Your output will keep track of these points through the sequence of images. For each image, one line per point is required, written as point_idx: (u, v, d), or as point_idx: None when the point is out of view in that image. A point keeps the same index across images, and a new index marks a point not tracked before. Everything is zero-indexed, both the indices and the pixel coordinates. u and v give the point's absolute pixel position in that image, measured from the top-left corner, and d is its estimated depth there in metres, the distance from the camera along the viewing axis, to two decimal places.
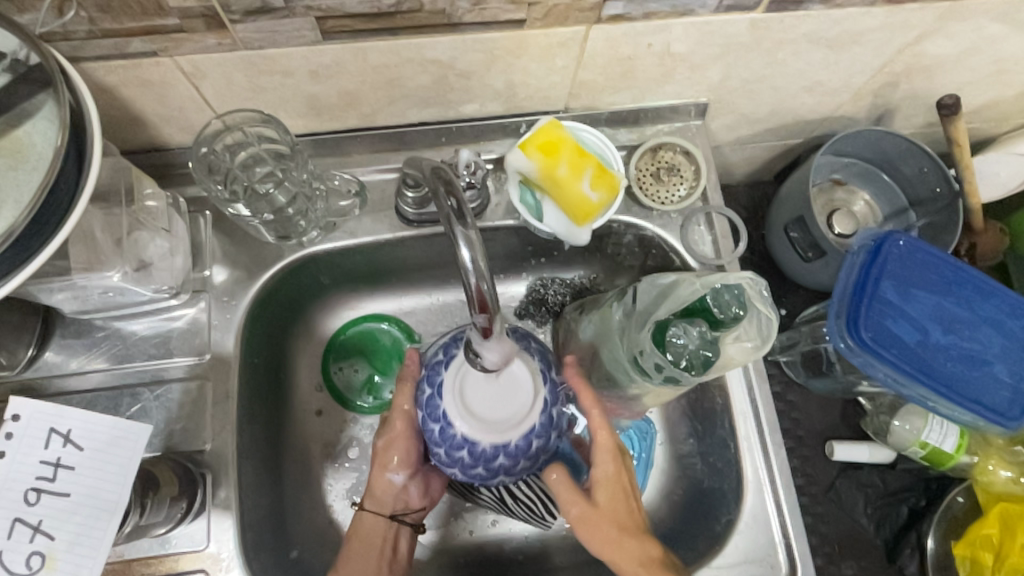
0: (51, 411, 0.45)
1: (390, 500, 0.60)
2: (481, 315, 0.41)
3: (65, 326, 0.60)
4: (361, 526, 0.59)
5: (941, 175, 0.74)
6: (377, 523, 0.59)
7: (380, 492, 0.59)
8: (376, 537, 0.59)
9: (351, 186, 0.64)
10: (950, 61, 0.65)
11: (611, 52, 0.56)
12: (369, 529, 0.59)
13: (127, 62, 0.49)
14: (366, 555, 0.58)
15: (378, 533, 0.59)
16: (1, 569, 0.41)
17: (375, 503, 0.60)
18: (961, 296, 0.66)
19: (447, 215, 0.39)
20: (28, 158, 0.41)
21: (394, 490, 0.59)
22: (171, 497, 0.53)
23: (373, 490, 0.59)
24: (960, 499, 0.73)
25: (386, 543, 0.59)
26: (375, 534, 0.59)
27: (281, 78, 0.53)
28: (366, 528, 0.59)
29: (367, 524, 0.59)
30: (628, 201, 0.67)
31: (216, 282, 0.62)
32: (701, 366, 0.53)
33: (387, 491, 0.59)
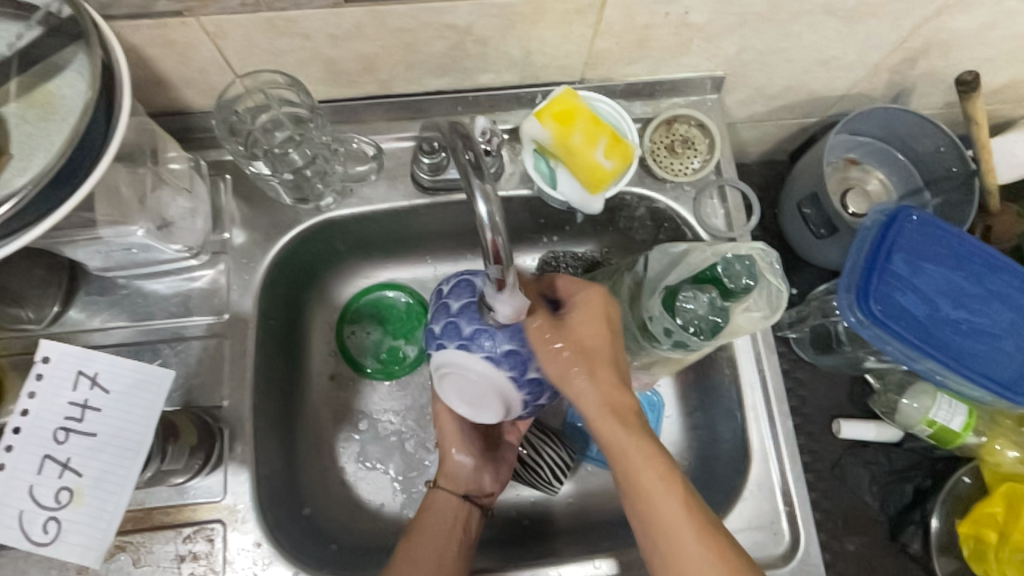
0: (79, 355, 0.48)
1: (460, 484, 0.62)
2: (496, 267, 0.42)
3: (89, 284, 0.62)
4: (435, 502, 0.60)
5: (957, 154, 0.73)
6: (451, 500, 0.61)
7: (451, 471, 0.63)
8: (451, 510, 0.60)
9: (370, 149, 0.66)
10: (970, 37, 0.64)
11: (627, 20, 0.56)
12: (438, 511, 0.60)
13: (152, 22, 0.49)
14: (436, 528, 0.58)
15: (449, 511, 0.60)
16: (31, 500, 0.45)
17: (449, 483, 0.62)
18: (972, 272, 0.66)
19: (465, 168, 0.40)
20: (57, 110, 0.42)
21: (465, 471, 0.63)
22: (190, 446, 0.55)
23: (445, 471, 0.63)
24: (966, 479, 0.73)
25: (457, 522, 0.60)
26: (447, 513, 0.60)
27: (301, 41, 0.54)
28: (446, 506, 0.60)
29: (439, 501, 0.60)
30: (641, 173, 0.68)
31: (235, 244, 0.64)
32: (709, 331, 0.53)
33: (457, 470, 0.63)
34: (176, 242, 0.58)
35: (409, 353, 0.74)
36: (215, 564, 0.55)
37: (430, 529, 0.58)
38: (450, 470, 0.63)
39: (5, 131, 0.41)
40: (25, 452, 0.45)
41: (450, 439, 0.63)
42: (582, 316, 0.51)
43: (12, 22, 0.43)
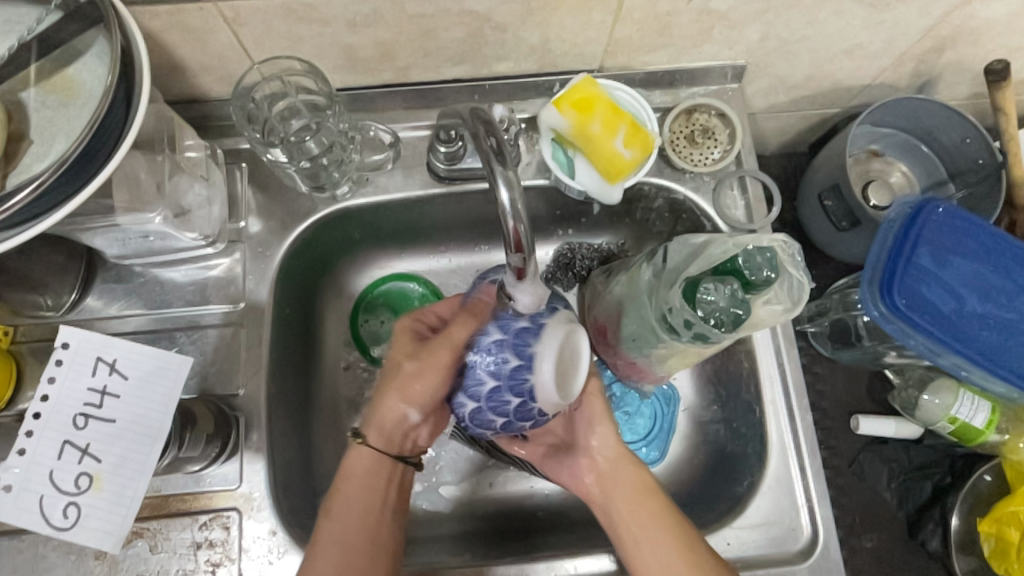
0: (98, 341, 0.48)
1: (389, 438, 0.54)
2: (516, 255, 0.41)
3: (106, 272, 0.62)
4: (359, 461, 0.54)
5: (984, 145, 0.72)
6: (366, 456, 0.54)
7: (386, 423, 0.53)
8: (378, 472, 0.54)
9: (386, 137, 0.65)
10: (1000, 25, 0.63)
11: (649, 6, 0.55)
12: (362, 472, 0.54)
13: (171, 8, 0.49)
14: (361, 496, 0.53)
15: (378, 474, 0.54)
16: (52, 485, 0.45)
17: (380, 437, 0.54)
18: (1000, 266, 0.64)
19: (487, 154, 0.39)
20: (78, 95, 0.42)
21: (404, 426, 0.54)
22: (207, 434, 0.55)
23: (381, 420, 0.53)
24: (987, 477, 0.73)
25: (389, 487, 0.55)
26: (377, 477, 0.54)
27: (319, 27, 0.53)
28: (363, 465, 0.54)
29: (362, 463, 0.54)
30: (660, 163, 0.67)
31: (251, 233, 0.64)
32: (731, 323, 0.53)
33: (396, 421, 0.53)
34: (193, 230, 0.58)
35: None
36: (231, 552, 0.55)
37: (360, 499, 0.53)
38: (388, 420, 0.53)
39: (25, 117, 0.41)
40: (44, 437, 0.45)
41: (409, 389, 0.52)
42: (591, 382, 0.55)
43: (32, 6, 0.43)
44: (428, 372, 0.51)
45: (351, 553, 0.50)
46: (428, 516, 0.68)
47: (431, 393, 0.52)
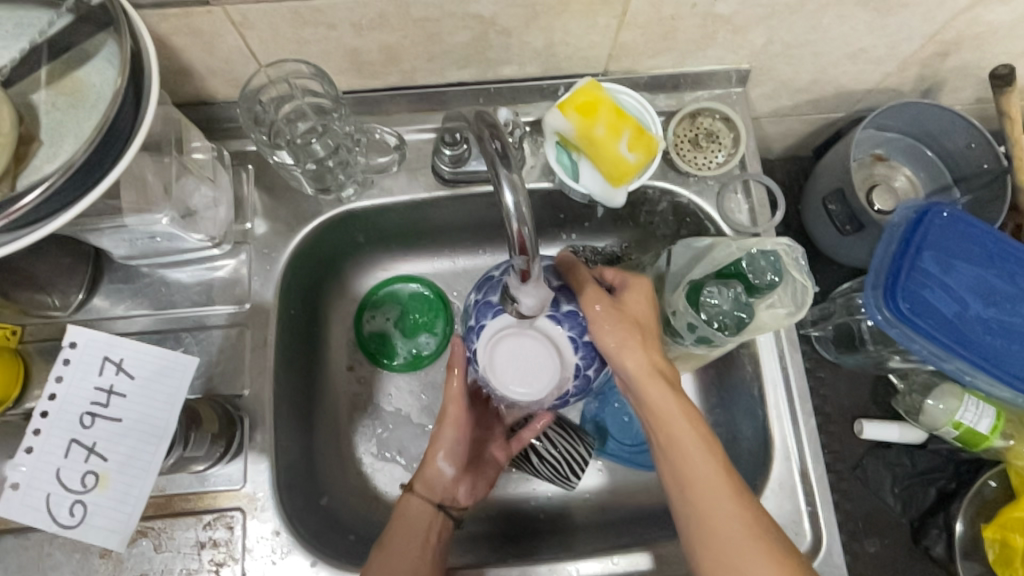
0: (104, 341, 0.48)
1: (432, 488, 0.59)
2: (520, 257, 0.42)
3: (113, 272, 0.62)
4: (409, 507, 0.57)
5: (990, 152, 0.72)
6: (415, 504, 0.58)
7: (430, 477, 0.59)
8: (424, 519, 0.57)
9: (392, 140, 0.66)
10: (1005, 30, 0.63)
11: (653, 11, 0.55)
12: (409, 520, 0.57)
13: (179, 11, 0.50)
14: (408, 535, 0.55)
15: (423, 518, 0.57)
16: (58, 484, 0.45)
17: (424, 487, 0.59)
18: (1005, 271, 0.64)
19: (491, 156, 0.40)
20: (87, 98, 0.42)
21: (444, 480, 0.60)
22: (212, 433, 0.55)
23: (422, 474, 0.60)
24: (992, 483, 0.71)
25: (430, 532, 0.57)
26: (421, 519, 0.57)
27: (325, 31, 0.54)
28: (413, 510, 0.57)
29: (414, 506, 0.57)
30: (664, 167, 0.67)
31: (256, 234, 0.64)
32: (734, 326, 0.53)
33: (435, 476, 0.59)
34: (200, 231, 0.59)
35: (426, 344, 0.73)
36: (235, 552, 0.56)
37: (405, 533, 0.56)
38: (431, 478, 0.59)
39: (35, 119, 0.41)
40: (52, 436, 0.46)
41: (443, 443, 0.60)
42: (635, 295, 0.52)
43: (42, 10, 0.44)
44: (449, 427, 0.59)
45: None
46: None
47: (458, 443, 0.60)
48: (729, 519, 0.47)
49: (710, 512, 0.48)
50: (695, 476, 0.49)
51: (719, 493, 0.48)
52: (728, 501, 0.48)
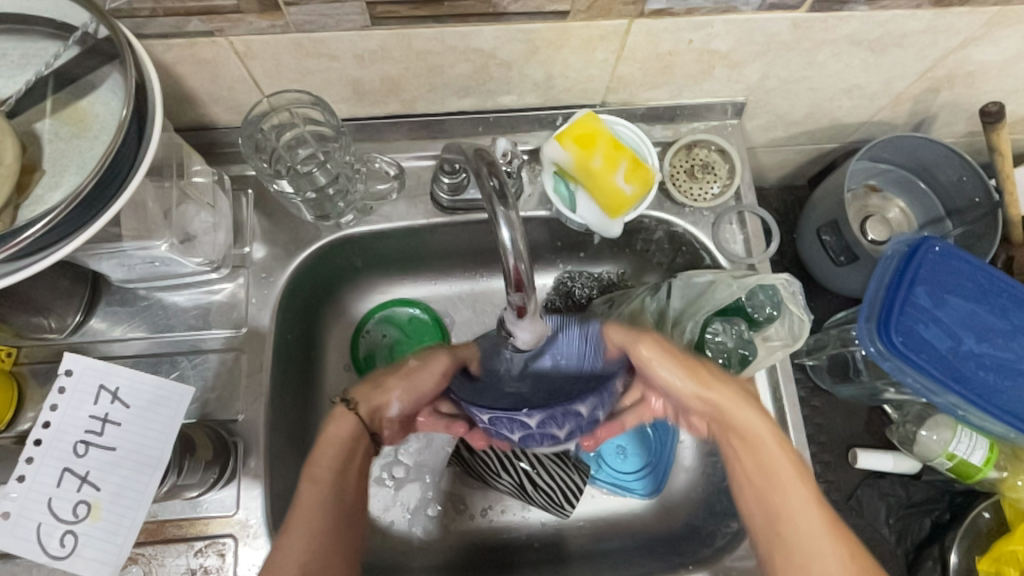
0: (100, 369, 0.48)
1: (373, 417, 0.57)
2: (516, 293, 0.42)
3: (110, 294, 0.62)
4: (336, 424, 0.54)
5: (981, 184, 0.73)
6: (349, 424, 0.55)
7: (377, 402, 0.57)
8: (351, 441, 0.54)
9: (392, 170, 0.66)
10: (994, 68, 0.64)
11: (651, 46, 0.56)
12: (334, 436, 0.54)
13: (184, 41, 0.50)
14: (331, 456, 0.53)
15: (346, 436, 0.54)
16: (49, 513, 0.45)
17: (365, 410, 0.56)
18: (995, 305, 0.65)
19: (489, 194, 0.40)
20: (90, 128, 0.43)
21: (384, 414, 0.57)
22: (205, 461, 0.55)
23: (364, 395, 0.57)
24: (986, 514, 0.71)
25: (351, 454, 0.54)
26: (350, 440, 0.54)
27: (327, 61, 0.54)
28: (342, 431, 0.54)
29: (342, 429, 0.54)
30: (660, 197, 0.68)
31: (255, 259, 0.64)
32: (738, 362, 0.57)
33: (381, 406, 0.57)
34: (198, 256, 0.59)
35: None
36: None
37: (335, 463, 0.52)
38: (375, 400, 0.57)
39: (38, 147, 0.42)
40: (43, 465, 0.46)
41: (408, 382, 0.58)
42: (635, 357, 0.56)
43: (49, 41, 0.44)
44: (428, 373, 0.58)
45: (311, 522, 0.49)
46: (424, 543, 0.68)
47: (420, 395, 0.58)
48: (805, 510, 0.49)
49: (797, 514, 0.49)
50: (754, 482, 0.52)
51: (798, 489, 0.50)
52: (803, 490, 0.50)
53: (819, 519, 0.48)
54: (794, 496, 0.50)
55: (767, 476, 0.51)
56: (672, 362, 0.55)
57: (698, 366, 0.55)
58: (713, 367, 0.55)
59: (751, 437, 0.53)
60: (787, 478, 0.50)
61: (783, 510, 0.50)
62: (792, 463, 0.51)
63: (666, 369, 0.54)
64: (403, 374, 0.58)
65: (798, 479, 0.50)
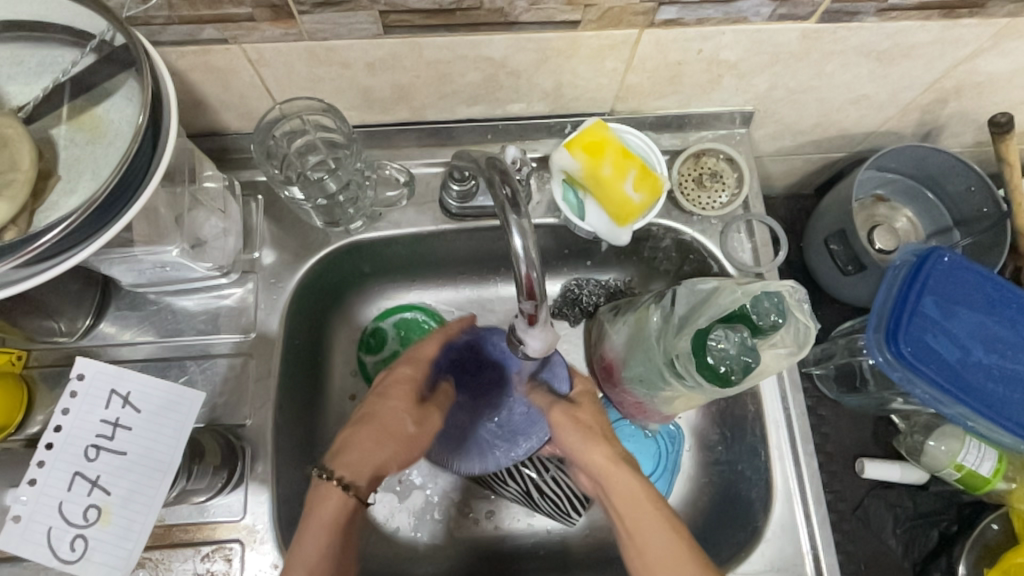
0: (112, 373, 0.48)
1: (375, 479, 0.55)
2: (528, 302, 0.42)
3: (120, 299, 0.63)
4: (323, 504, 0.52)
5: (988, 194, 0.73)
6: (332, 500, 0.52)
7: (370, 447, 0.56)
8: (342, 513, 0.52)
9: (402, 176, 0.67)
10: (1003, 79, 0.64)
11: (660, 56, 0.56)
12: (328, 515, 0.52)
13: (198, 48, 0.51)
14: (321, 524, 0.51)
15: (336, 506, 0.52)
16: (60, 518, 0.45)
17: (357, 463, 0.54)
18: (1004, 316, 0.64)
19: (502, 203, 0.41)
20: (106, 134, 0.43)
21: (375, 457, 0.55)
22: (213, 466, 0.55)
23: (347, 463, 0.54)
24: (994, 526, 0.71)
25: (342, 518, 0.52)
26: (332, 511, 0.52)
27: (339, 69, 0.55)
28: (329, 513, 0.52)
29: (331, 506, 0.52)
30: (668, 206, 0.68)
31: (264, 264, 0.65)
32: (742, 371, 0.52)
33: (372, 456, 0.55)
34: (208, 261, 0.59)
35: None
36: None
37: (313, 539, 0.50)
38: (364, 460, 0.55)
39: (54, 153, 0.42)
40: (55, 468, 0.46)
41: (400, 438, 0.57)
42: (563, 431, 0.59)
43: (67, 48, 0.45)
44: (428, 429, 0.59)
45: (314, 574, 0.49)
46: (429, 550, 0.68)
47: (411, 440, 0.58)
48: (658, 533, 0.51)
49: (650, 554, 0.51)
50: (638, 520, 0.53)
51: (659, 538, 0.51)
52: (665, 534, 0.51)
53: (664, 532, 0.52)
54: (652, 543, 0.51)
55: (635, 531, 0.52)
56: (580, 432, 0.58)
57: (597, 433, 0.59)
58: (603, 453, 0.57)
59: (625, 492, 0.54)
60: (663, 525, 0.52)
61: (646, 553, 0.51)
62: (644, 502, 0.53)
63: (571, 430, 0.58)
64: (374, 426, 0.57)
65: (651, 512, 0.53)
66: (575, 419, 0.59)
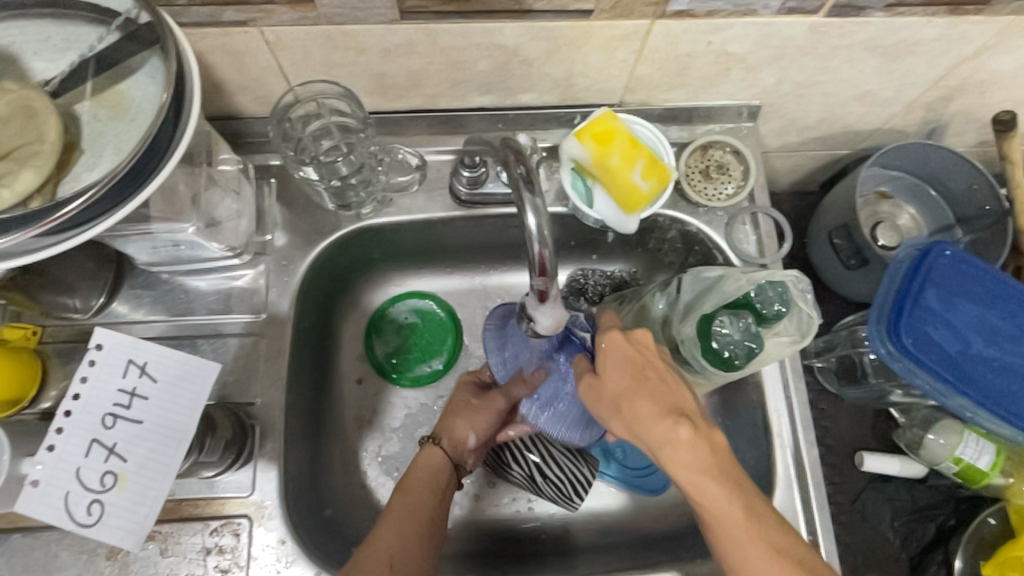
0: (130, 344, 0.49)
1: (455, 449, 0.62)
2: (540, 278, 0.43)
3: (134, 278, 0.64)
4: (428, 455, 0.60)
5: (990, 192, 0.74)
6: (437, 455, 0.61)
7: (457, 435, 0.63)
8: (444, 469, 0.60)
9: (414, 160, 0.68)
10: (1006, 77, 0.65)
11: (670, 47, 0.57)
12: (426, 466, 0.60)
13: (217, 31, 0.52)
14: (421, 486, 0.58)
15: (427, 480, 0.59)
16: (77, 483, 0.46)
17: (450, 442, 0.62)
18: (1006, 310, 0.65)
19: (516, 181, 0.42)
20: (128, 110, 0.44)
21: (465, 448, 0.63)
22: (225, 441, 0.56)
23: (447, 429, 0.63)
24: (993, 521, 0.71)
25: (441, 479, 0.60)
26: (426, 473, 0.59)
27: (355, 54, 0.56)
28: (434, 461, 0.60)
29: (427, 457, 0.60)
30: (675, 196, 0.69)
31: (276, 246, 0.66)
32: (745, 356, 0.54)
33: (462, 440, 0.63)
34: (221, 241, 0.60)
35: (433, 366, 0.75)
36: (240, 559, 0.56)
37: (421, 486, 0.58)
38: (456, 437, 0.63)
39: (78, 128, 0.43)
40: (73, 435, 0.47)
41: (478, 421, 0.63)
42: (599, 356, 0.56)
43: (92, 26, 0.46)
44: (488, 412, 0.63)
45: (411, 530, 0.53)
46: None
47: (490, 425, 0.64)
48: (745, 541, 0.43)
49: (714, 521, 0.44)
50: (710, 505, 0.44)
51: (748, 546, 0.43)
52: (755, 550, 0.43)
53: (756, 552, 0.43)
54: (737, 550, 0.43)
55: (714, 525, 0.44)
56: (620, 395, 0.49)
57: (643, 381, 0.48)
58: (660, 415, 0.46)
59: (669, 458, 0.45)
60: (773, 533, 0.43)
61: (732, 554, 0.44)
62: (738, 517, 0.43)
63: (645, 406, 0.47)
64: (474, 409, 0.64)
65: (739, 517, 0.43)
66: (601, 390, 0.51)
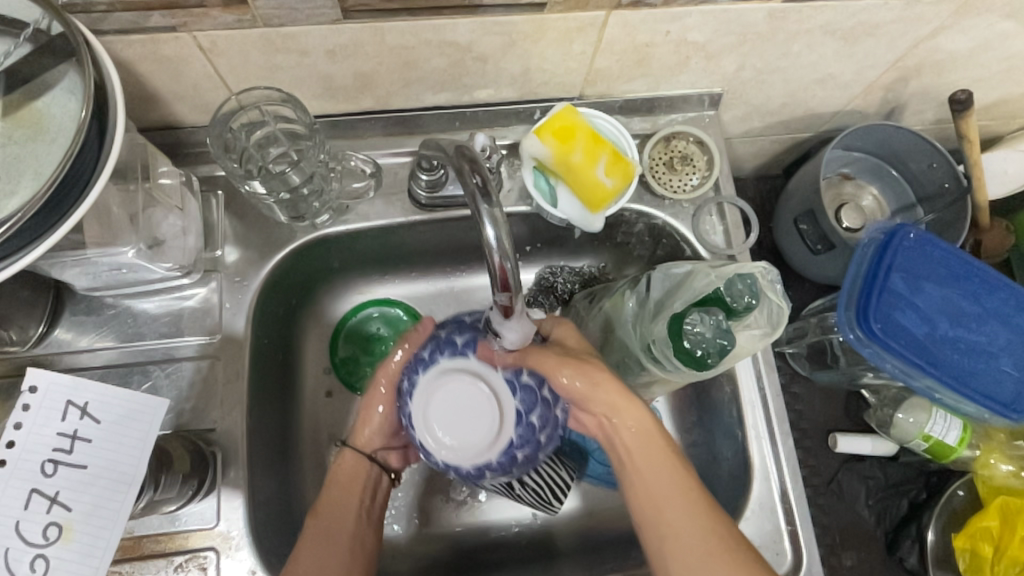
0: (68, 385, 0.47)
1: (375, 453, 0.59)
2: (503, 293, 0.41)
3: (75, 304, 0.60)
4: (345, 467, 0.58)
5: (949, 170, 0.74)
6: (358, 470, 0.58)
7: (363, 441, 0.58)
8: (359, 483, 0.58)
9: (368, 168, 0.65)
10: (962, 56, 0.65)
11: (628, 38, 0.55)
12: (347, 479, 0.58)
13: (145, 37, 0.48)
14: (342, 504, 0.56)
15: (356, 482, 0.58)
16: (18, 539, 0.43)
17: (354, 454, 0.58)
18: (968, 289, 0.66)
19: (472, 192, 0.39)
20: (47, 130, 0.40)
21: (377, 444, 0.59)
22: (183, 474, 0.53)
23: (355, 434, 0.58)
24: (960, 492, 0.74)
25: (364, 492, 0.58)
26: (353, 482, 0.58)
27: (298, 57, 0.53)
28: (346, 475, 0.58)
29: (346, 474, 0.58)
30: (640, 190, 0.68)
31: (227, 262, 0.62)
32: (717, 354, 0.52)
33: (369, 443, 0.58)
34: (167, 261, 0.57)
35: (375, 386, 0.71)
36: None
37: (338, 508, 0.55)
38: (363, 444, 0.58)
39: None
40: (9, 486, 0.44)
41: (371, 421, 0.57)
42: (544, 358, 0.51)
43: None
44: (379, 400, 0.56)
45: (331, 545, 0.53)
46: (408, 545, 0.68)
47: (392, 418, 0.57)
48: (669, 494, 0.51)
49: (675, 521, 0.50)
50: (664, 497, 0.51)
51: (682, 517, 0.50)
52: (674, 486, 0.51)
53: (670, 481, 0.51)
54: (662, 493, 0.51)
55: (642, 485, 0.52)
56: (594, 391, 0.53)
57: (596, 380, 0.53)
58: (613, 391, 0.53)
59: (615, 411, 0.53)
60: (675, 470, 0.52)
61: (663, 526, 0.50)
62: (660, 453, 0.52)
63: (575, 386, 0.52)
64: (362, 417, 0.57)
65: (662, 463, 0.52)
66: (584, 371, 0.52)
